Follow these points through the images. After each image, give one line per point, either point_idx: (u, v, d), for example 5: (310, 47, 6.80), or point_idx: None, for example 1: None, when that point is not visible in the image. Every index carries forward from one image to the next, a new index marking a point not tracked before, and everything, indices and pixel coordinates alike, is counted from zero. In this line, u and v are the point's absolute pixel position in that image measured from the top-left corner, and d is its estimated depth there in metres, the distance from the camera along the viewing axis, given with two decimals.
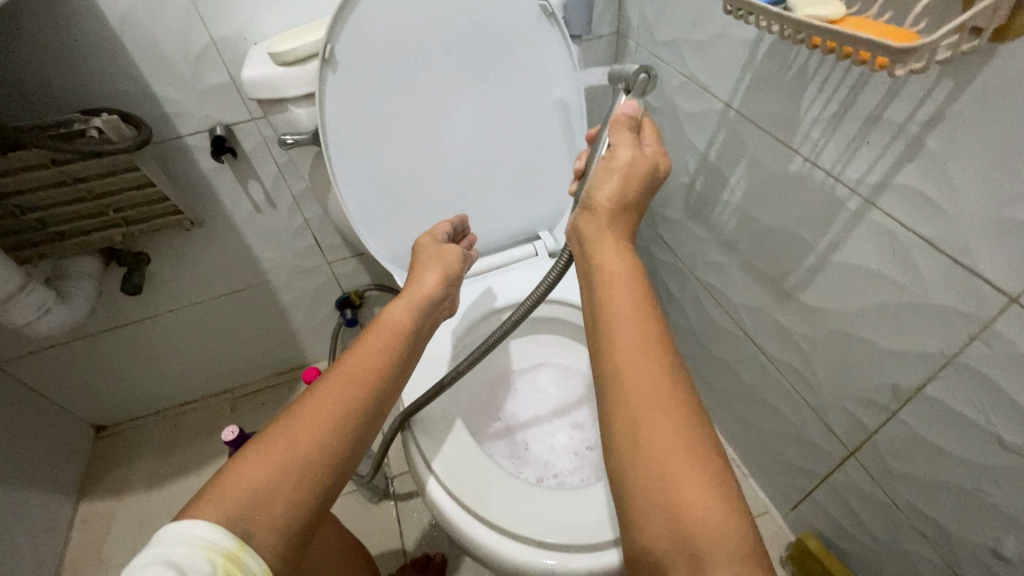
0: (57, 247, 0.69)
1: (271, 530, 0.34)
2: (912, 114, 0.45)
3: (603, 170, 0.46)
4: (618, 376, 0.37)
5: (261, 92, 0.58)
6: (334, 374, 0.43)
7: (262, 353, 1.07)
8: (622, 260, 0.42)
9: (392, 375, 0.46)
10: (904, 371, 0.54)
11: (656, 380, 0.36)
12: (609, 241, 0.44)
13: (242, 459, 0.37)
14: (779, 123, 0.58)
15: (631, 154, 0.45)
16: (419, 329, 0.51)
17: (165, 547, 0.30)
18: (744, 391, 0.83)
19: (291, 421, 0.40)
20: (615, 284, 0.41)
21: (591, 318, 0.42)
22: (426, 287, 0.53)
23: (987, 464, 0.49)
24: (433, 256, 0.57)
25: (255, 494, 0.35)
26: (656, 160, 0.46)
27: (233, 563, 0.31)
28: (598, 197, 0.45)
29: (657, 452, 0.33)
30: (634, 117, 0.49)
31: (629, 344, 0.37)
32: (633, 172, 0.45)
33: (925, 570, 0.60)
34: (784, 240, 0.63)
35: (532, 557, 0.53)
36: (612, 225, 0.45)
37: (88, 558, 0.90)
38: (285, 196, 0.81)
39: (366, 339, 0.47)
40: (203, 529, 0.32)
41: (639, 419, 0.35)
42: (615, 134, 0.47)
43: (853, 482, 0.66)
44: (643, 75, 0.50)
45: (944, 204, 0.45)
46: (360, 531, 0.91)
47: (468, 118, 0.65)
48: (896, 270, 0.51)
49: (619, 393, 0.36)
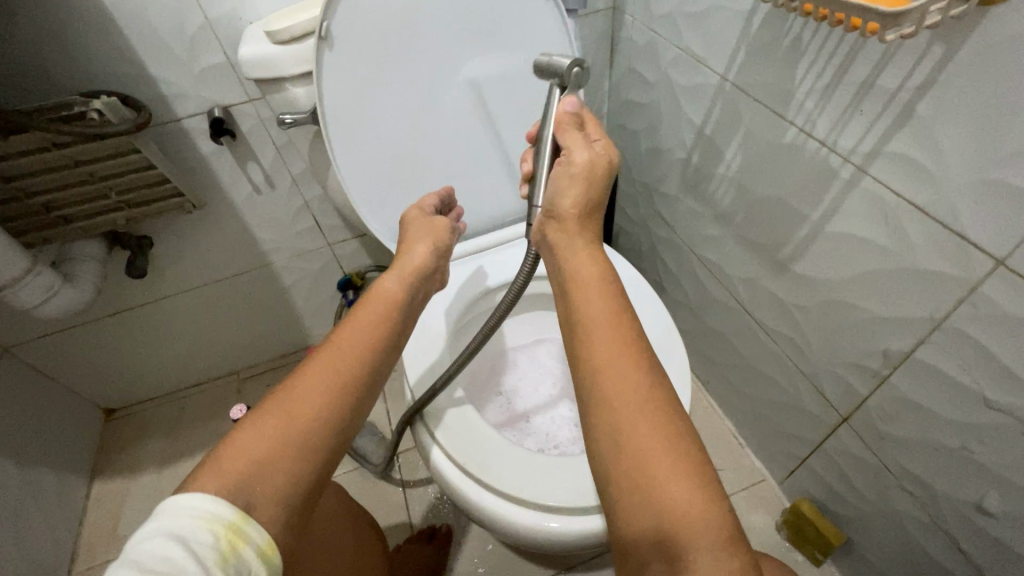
0: (62, 231, 0.70)
1: (273, 499, 0.35)
2: (904, 81, 0.45)
3: (564, 175, 0.46)
4: (598, 380, 0.37)
5: (259, 71, 0.59)
6: (328, 346, 0.44)
7: (266, 335, 1.09)
8: (590, 256, 0.44)
9: (385, 345, 0.46)
10: (894, 337, 0.55)
11: (632, 378, 0.37)
12: (581, 245, 0.45)
13: (239, 432, 0.37)
14: (774, 94, 0.59)
15: (587, 156, 0.46)
16: (412, 300, 0.52)
17: (168, 519, 0.32)
18: (740, 363, 0.85)
19: (288, 392, 0.40)
20: (587, 286, 0.42)
21: (565, 317, 0.42)
22: (416, 259, 0.54)
23: (971, 423, 0.50)
24: (424, 229, 0.58)
25: (256, 464, 0.36)
26: (608, 156, 0.47)
27: (236, 532, 0.32)
28: (563, 205, 0.46)
29: (635, 447, 0.34)
30: (575, 115, 0.48)
31: (603, 344, 0.38)
32: (593, 175, 0.46)
33: (914, 529, 0.62)
34: (778, 212, 0.64)
35: (535, 521, 0.55)
36: (583, 231, 0.45)
37: (103, 535, 0.92)
38: (284, 177, 0.81)
39: (358, 311, 0.48)
40: (205, 501, 0.33)
41: (617, 416, 0.36)
42: (564, 135, 0.47)
43: (845, 447, 0.68)
44: (576, 68, 0.46)
45: (933, 170, 0.46)
46: (367, 504, 0.94)
47: (464, 95, 0.65)
48: (887, 238, 0.52)
49: (598, 391, 0.37)
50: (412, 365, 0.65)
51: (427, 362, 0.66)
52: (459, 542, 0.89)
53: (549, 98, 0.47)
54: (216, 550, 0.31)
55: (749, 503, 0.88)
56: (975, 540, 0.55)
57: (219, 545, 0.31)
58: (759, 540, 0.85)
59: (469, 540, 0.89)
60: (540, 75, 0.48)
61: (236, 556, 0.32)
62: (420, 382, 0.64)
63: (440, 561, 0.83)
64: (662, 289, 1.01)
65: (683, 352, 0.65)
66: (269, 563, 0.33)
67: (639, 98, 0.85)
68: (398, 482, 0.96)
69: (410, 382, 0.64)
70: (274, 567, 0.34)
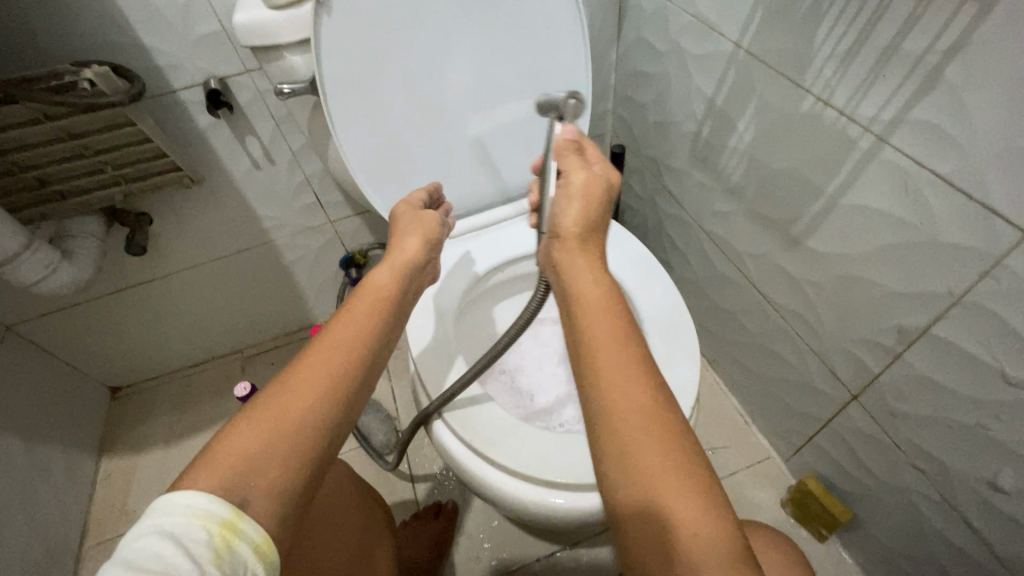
0: (59, 206, 0.68)
1: (269, 495, 0.34)
2: (932, 43, 0.43)
3: (563, 197, 0.46)
4: (604, 403, 0.36)
5: (254, 39, 0.56)
6: (322, 342, 0.43)
7: (269, 313, 1.08)
8: (593, 275, 0.42)
9: (381, 338, 0.45)
10: (909, 313, 0.54)
11: (641, 404, 0.35)
12: (585, 265, 0.43)
13: (234, 427, 0.37)
14: (791, 60, 0.56)
15: (584, 177, 0.46)
16: (406, 292, 0.51)
17: (161, 517, 0.31)
18: (748, 340, 0.84)
19: (281, 388, 0.39)
20: (591, 308, 0.40)
21: (570, 336, 0.41)
22: (409, 252, 0.53)
23: (989, 400, 0.49)
24: (414, 223, 0.57)
25: (250, 460, 0.35)
26: (607, 177, 0.47)
27: (230, 530, 0.32)
28: (565, 223, 0.45)
29: (643, 477, 0.33)
30: (573, 141, 0.50)
31: (611, 368, 0.37)
32: (591, 194, 0.46)
33: (924, 506, 0.62)
34: (792, 185, 0.62)
35: (541, 497, 0.55)
36: (584, 249, 0.44)
37: (114, 510, 0.94)
38: (283, 151, 0.79)
39: (352, 303, 0.47)
40: (197, 499, 0.32)
41: (626, 447, 0.34)
42: (562, 160, 0.48)
43: (854, 424, 0.68)
44: (571, 99, 0.49)
45: (960, 139, 0.44)
46: (373, 480, 0.94)
47: (467, 67, 0.63)
48: (907, 210, 0.50)
49: (604, 416, 0.35)
50: (415, 338, 0.65)
51: (430, 335, 0.65)
52: (465, 517, 0.90)
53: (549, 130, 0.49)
54: (211, 548, 0.30)
55: (754, 479, 0.88)
56: (987, 517, 0.54)
57: (213, 542, 0.31)
58: (764, 517, 0.85)
59: (474, 516, 0.90)
60: (540, 109, 0.52)
61: (232, 553, 0.31)
62: (423, 354, 0.63)
63: (445, 537, 0.84)
64: (670, 266, 0.99)
65: (691, 328, 0.64)
66: (266, 560, 0.33)
67: (647, 69, 0.82)
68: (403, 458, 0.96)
69: (414, 354, 0.63)
70: (273, 564, 0.33)
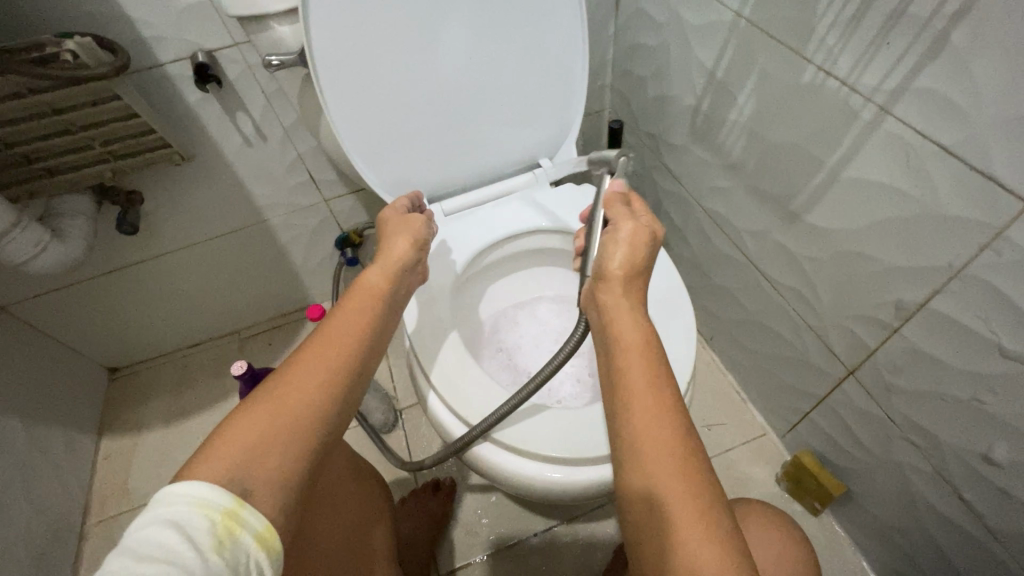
0: (46, 183, 0.67)
1: (269, 484, 0.34)
2: (938, 7, 0.42)
3: (610, 243, 0.47)
4: (637, 443, 0.36)
5: (241, 9, 0.54)
6: (317, 338, 0.42)
7: (265, 294, 1.08)
8: (632, 321, 0.42)
9: (375, 335, 0.45)
10: (908, 287, 0.53)
11: (666, 441, 0.36)
12: (625, 306, 0.44)
13: (231, 422, 0.36)
14: (794, 29, 0.55)
15: (632, 227, 0.47)
16: (397, 291, 0.51)
17: (162, 507, 0.30)
18: (746, 318, 0.84)
19: (280, 384, 0.39)
20: (631, 349, 0.41)
21: (607, 375, 0.42)
22: (398, 253, 0.54)
23: (984, 373, 0.49)
24: (399, 224, 0.57)
25: (251, 451, 0.35)
26: (654, 229, 0.48)
27: (232, 519, 0.31)
28: (610, 265, 0.46)
29: (666, 504, 0.34)
30: (623, 194, 0.52)
31: (642, 406, 0.37)
32: (638, 243, 0.46)
33: (917, 479, 0.62)
34: (792, 158, 0.61)
35: (539, 473, 0.55)
36: (627, 290, 0.45)
37: (114, 489, 0.95)
38: (275, 128, 0.78)
39: (350, 300, 0.47)
40: (197, 488, 0.31)
41: (651, 480, 0.35)
42: (609, 211, 0.50)
43: (850, 400, 0.68)
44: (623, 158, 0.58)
45: (966, 107, 0.43)
46: (372, 459, 0.95)
47: (461, 39, 0.61)
48: (908, 183, 0.49)
49: (632, 448, 0.36)
50: (409, 316, 0.64)
51: (421, 308, 0.65)
52: (463, 495, 0.90)
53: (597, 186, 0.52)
54: (213, 536, 0.30)
55: (749, 455, 0.89)
56: (979, 489, 0.55)
57: (215, 531, 0.30)
58: (758, 491, 0.86)
59: (473, 492, 0.90)
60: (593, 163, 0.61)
61: (234, 542, 0.30)
62: (418, 331, 0.63)
63: (444, 513, 0.85)
64: (667, 244, 0.99)
65: (688, 304, 0.64)
66: (269, 548, 0.32)
67: (645, 41, 0.80)
68: (401, 436, 0.96)
69: (409, 330, 0.63)
70: (276, 553, 0.33)
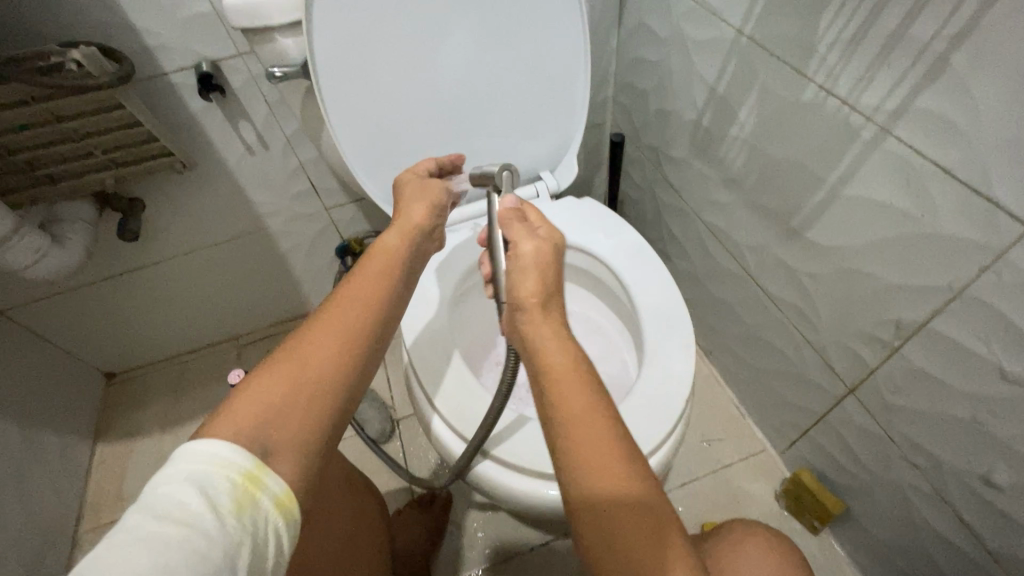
0: (49, 191, 0.67)
1: (292, 442, 0.34)
2: (939, 29, 0.42)
3: (516, 269, 0.46)
4: (581, 474, 0.36)
5: (245, 21, 0.55)
6: (333, 302, 0.43)
7: (265, 301, 1.07)
8: (559, 346, 0.41)
9: (393, 302, 0.46)
10: (909, 306, 0.53)
11: (618, 472, 0.36)
12: (550, 334, 0.42)
13: (252, 380, 0.37)
14: (795, 47, 0.55)
15: (533, 245, 0.47)
16: (415, 257, 0.52)
17: (183, 465, 0.30)
18: (745, 332, 0.83)
19: (297, 345, 0.39)
20: (563, 380, 0.39)
21: (541, 405, 0.40)
22: (415, 217, 0.53)
23: (986, 396, 0.49)
24: (418, 193, 0.56)
25: (271, 409, 0.35)
26: (553, 240, 0.48)
27: (253, 482, 0.30)
28: (521, 294, 0.44)
29: (621, 540, 0.35)
30: (516, 209, 0.52)
31: (587, 439, 0.37)
32: (543, 261, 0.46)
33: (916, 499, 0.62)
34: (792, 175, 0.61)
35: (538, 490, 0.55)
36: (545, 317, 0.43)
37: (109, 495, 0.94)
38: (277, 136, 0.78)
39: (362, 266, 0.47)
40: (221, 449, 0.31)
41: (600, 484, 0.36)
42: (508, 229, 0.49)
43: (850, 418, 0.67)
44: (506, 172, 0.54)
45: (965, 128, 0.43)
46: (368, 469, 0.94)
47: (463, 52, 0.61)
48: (908, 203, 0.49)
49: (569, 458, 0.37)
50: (411, 327, 0.64)
51: (424, 322, 0.65)
52: (460, 507, 0.90)
53: (490, 203, 0.51)
54: (232, 499, 0.29)
55: (749, 471, 0.88)
56: (979, 511, 0.54)
57: (235, 493, 0.29)
58: (757, 508, 0.85)
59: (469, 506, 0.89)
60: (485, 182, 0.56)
61: (253, 505, 0.30)
62: (417, 346, 0.63)
63: (440, 525, 0.84)
64: (668, 257, 0.99)
65: (688, 321, 0.64)
66: (287, 514, 0.31)
67: (647, 56, 0.81)
68: (398, 447, 0.95)
69: (409, 347, 0.63)
70: (294, 519, 0.32)
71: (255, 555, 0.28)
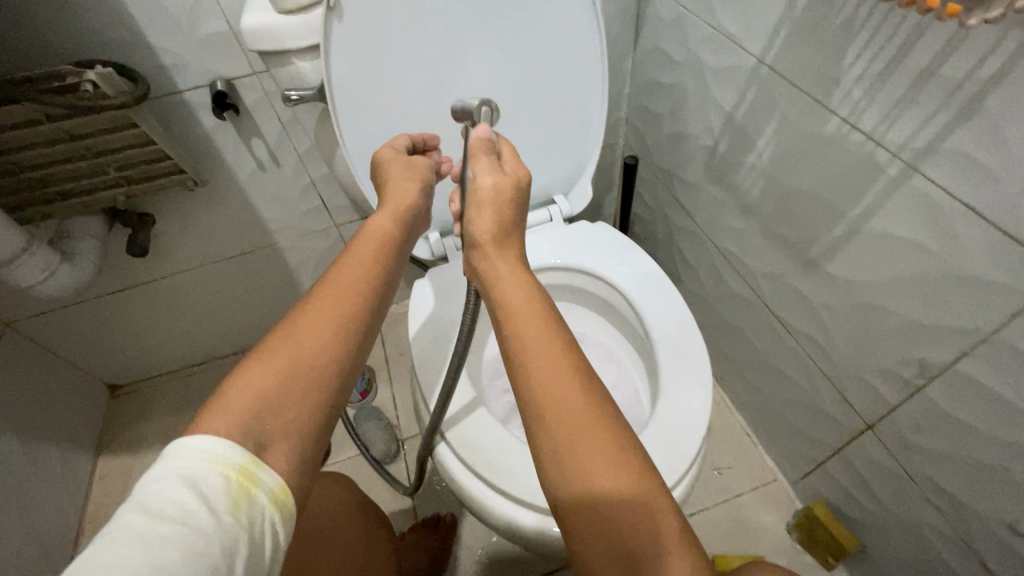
0: (60, 207, 0.67)
1: (285, 436, 0.33)
2: (972, 71, 0.41)
3: (472, 205, 0.45)
4: (548, 424, 0.34)
5: (262, 43, 0.54)
6: (323, 288, 0.41)
7: (272, 315, 1.07)
8: (522, 288, 0.41)
9: (387, 281, 0.44)
10: (934, 347, 0.52)
11: (596, 431, 0.34)
12: (508, 275, 0.42)
13: (245, 367, 0.35)
14: (817, 80, 0.55)
15: (493, 181, 0.44)
16: (405, 238, 0.49)
17: (175, 461, 0.28)
18: (759, 361, 0.82)
19: (290, 330, 0.37)
20: (529, 327, 0.38)
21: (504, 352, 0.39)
22: (408, 195, 0.50)
23: (1015, 443, 0.47)
24: (407, 168, 0.53)
25: (264, 403, 0.34)
26: (517, 176, 0.45)
27: (248, 478, 0.30)
28: (479, 231, 0.44)
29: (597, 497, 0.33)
30: (489, 140, 0.47)
31: (556, 388, 0.35)
32: (502, 199, 0.44)
33: (936, 542, 0.60)
34: (811, 205, 0.60)
35: (539, 525, 0.53)
36: (501, 258, 0.43)
37: (110, 510, 0.93)
38: (289, 154, 0.78)
39: (352, 249, 0.45)
40: (215, 445, 0.30)
41: (567, 434, 0.34)
42: (473, 161, 0.45)
43: (867, 454, 0.66)
44: (484, 107, 0.48)
45: (997, 170, 0.42)
46: (371, 489, 0.93)
47: (479, 74, 0.61)
48: (934, 240, 0.48)
49: (535, 407, 0.35)
50: (418, 351, 0.63)
51: (430, 345, 0.64)
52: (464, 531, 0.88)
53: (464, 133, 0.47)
54: (228, 496, 0.28)
55: (760, 501, 0.87)
56: (1005, 560, 0.53)
57: (230, 489, 0.28)
58: (768, 540, 0.83)
59: (473, 529, 0.88)
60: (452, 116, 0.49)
61: (249, 501, 0.29)
62: (424, 369, 0.62)
63: (444, 550, 0.82)
64: (679, 280, 0.97)
65: (702, 348, 0.62)
66: (283, 509, 0.30)
67: (663, 79, 0.80)
68: (402, 467, 0.94)
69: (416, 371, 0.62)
70: (289, 514, 0.31)
71: (253, 555, 0.27)
